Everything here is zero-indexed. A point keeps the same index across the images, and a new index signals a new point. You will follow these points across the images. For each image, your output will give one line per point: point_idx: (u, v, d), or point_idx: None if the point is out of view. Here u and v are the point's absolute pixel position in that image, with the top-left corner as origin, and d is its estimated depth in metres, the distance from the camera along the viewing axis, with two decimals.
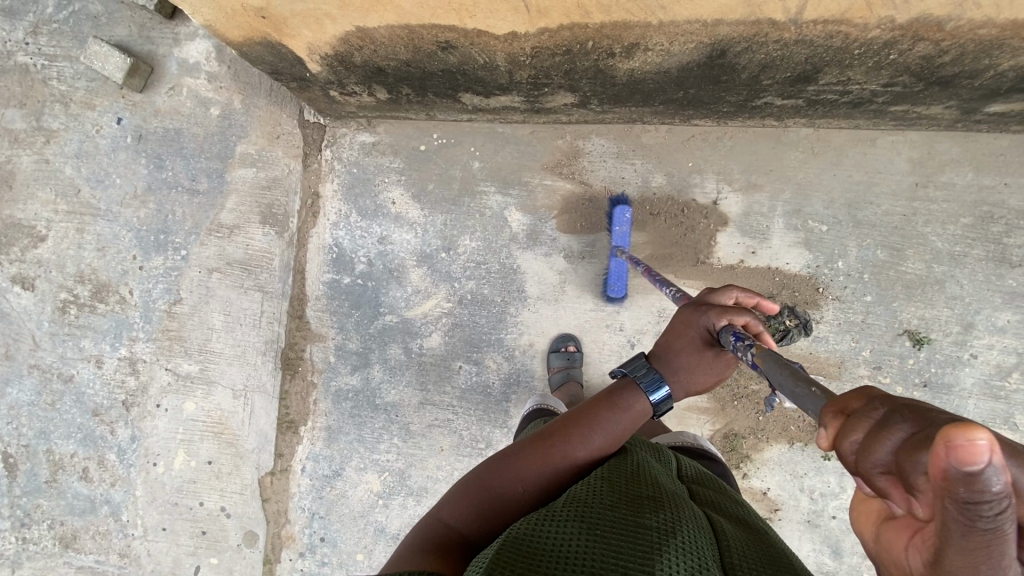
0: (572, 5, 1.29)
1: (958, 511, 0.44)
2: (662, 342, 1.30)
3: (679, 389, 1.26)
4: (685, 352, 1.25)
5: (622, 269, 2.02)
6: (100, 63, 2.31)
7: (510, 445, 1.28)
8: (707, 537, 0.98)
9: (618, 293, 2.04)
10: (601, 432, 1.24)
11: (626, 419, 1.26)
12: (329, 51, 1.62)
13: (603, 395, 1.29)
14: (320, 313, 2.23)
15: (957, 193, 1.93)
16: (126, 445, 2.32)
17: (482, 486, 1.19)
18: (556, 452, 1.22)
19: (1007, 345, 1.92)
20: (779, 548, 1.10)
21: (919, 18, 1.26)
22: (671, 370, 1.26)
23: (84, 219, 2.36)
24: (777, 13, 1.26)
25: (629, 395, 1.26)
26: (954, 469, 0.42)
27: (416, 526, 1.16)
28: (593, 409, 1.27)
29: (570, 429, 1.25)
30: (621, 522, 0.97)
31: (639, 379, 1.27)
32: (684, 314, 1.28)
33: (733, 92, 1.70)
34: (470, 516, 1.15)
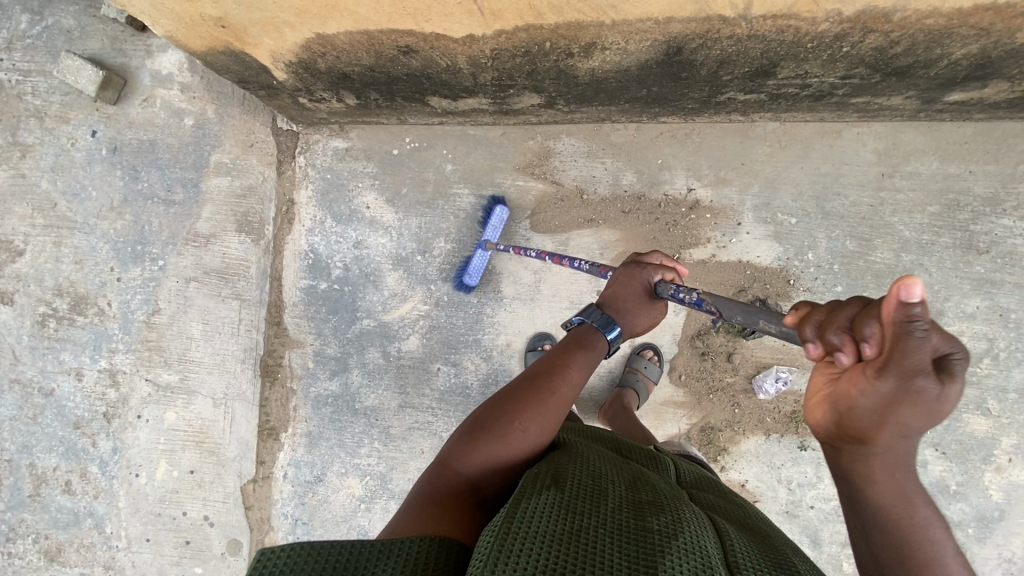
0: (524, 6, 1.31)
1: (895, 332, 0.74)
2: (608, 293, 1.50)
3: (626, 330, 1.47)
4: (632, 298, 1.47)
5: (482, 262, 2.11)
6: (73, 76, 2.32)
7: (496, 395, 1.31)
8: (711, 539, 0.99)
9: (469, 282, 2.12)
10: (580, 369, 1.35)
11: (594, 356, 1.40)
12: (292, 59, 1.63)
13: (571, 341, 1.42)
14: (297, 319, 2.24)
15: (923, 182, 1.95)
16: (108, 457, 2.32)
17: (485, 437, 1.20)
18: (544, 388, 1.29)
19: (977, 331, 1.93)
20: (786, 553, 1.09)
21: (865, 11, 1.28)
22: (622, 314, 1.46)
23: (61, 233, 2.37)
24: (726, 9, 1.29)
25: (591, 336, 1.42)
26: (900, 301, 0.72)
27: (419, 486, 1.15)
28: (567, 352, 1.38)
29: (551, 369, 1.33)
30: (625, 523, 0.97)
31: (596, 323, 1.43)
32: (626, 271, 1.52)
33: (696, 89, 1.72)
34: (478, 467, 1.16)
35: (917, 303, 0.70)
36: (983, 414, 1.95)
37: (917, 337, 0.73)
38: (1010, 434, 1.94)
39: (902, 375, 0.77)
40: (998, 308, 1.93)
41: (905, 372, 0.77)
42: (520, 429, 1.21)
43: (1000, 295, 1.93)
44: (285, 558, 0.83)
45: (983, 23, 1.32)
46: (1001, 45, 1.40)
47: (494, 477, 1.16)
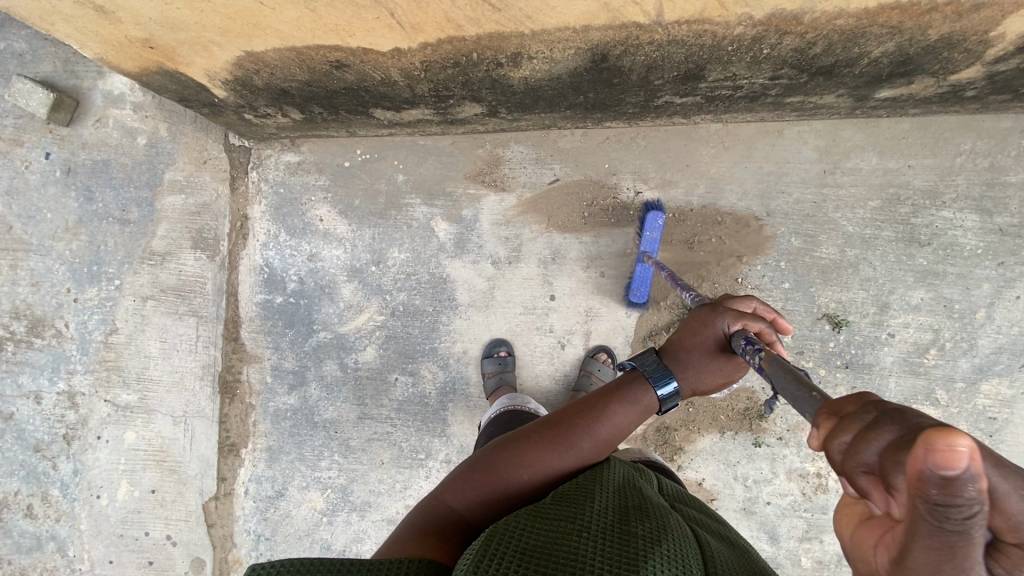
0: (443, 19, 1.33)
1: (927, 512, 0.45)
2: (675, 338, 1.29)
3: (686, 387, 1.24)
4: (697, 351, 1.24)
5: (647, 275, 1.98)
6: (24, 99, 2.31)
7: (516, 433, 1.27)
8: (694, 545, 0.97)
9: (640, 298, 2.01)
10: (606, 423, 1.22)
11: (633, 412, 1.24)
12: (227, 76, 1.64)
13: (613, 386, 1.28)
14: (254, 334, 2.24)
15: (863, 178, 1.98)
16: (69, 480, 2.31)
17: (488, 474, 1.18)
18: (562, 438, 1.20)
19: (922, 322, 1.96)
20: (766, 564, 1.08)
21: (775, 14, 1.31)
22: (680, 366, 1.24)
23: (16, 255, 2.36)
24: (639, 16, 1.31)
25: (637, 388, 1.25)
26: (930, 472, 0.43)
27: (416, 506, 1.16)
28: (600, 398, 1.26)
29: (577, 417, 1.23)
30: (608, 529, 0.95)
31: (648, 373, 1.25)
32: (700, 316, 1.26)
33: (631, 94, 1.75)
34: (474, 502, 1.14)
35: (969, 481, 0.41)
36: (932, 405, 1.97)
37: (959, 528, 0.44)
38: (960, 424, 1.96)
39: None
40: (942, 299, 1.95)
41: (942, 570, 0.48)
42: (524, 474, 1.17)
43: (944, 286, 1.95)
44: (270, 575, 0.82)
45: (892, 21, 1.34)
46: (915, 42, 1.43)
47: (490, 509, 1.14)
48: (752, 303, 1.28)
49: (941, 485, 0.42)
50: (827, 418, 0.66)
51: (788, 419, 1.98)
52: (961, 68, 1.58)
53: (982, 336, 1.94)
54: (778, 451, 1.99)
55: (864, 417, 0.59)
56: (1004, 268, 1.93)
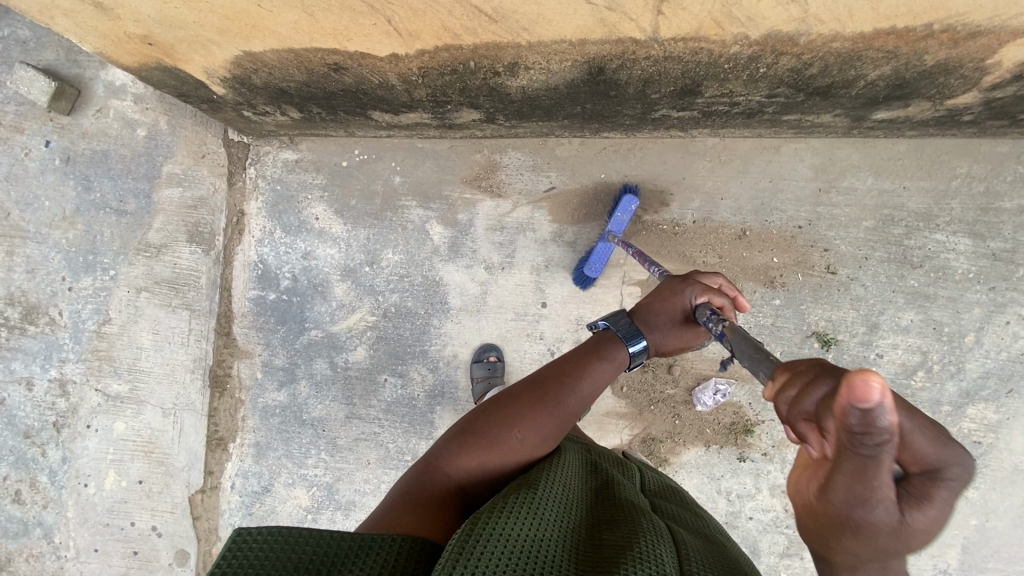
0: (440, 28, 1.33)
1: (848, 438, 0.58)
2: (646, 304, 1.45)
3: (651, 345, 1.40)
4: (666, 313, 1.41)
5: (605, 253, 2.01)
6: (26, 87, 2.32)
7: (498, 398, 1.29)
8: (667, 545, 0.98)
9: (595, 274, 2.03)
10: (589, 380, 1.31)
11: (611, 369, 1.35)
12: (226, 74, 1.64)
13: (590, 346, 1.38)
14: (246, 330, 2.25)
15: (858, 198, 1.99)
16: (57, 467, 2.32)
17: (481, 436, 1.18)
18: (551, 395, 1.26)
19: (911, 344, 1.96)
20: (738, 561, 1.12)
21: (771, 35, 1.30)
22: (650, 327, 1.40)
23: (13, 242, 2.37)
24: (635, 32, 1.30)
25: (612, 346, 1.37)
26: (849, 404, 0.56)
27: (406, 481, 1.13)
28: (580, 359, 1.35)
29: (561, 377, 1.30)
30: (579, 545, 0.96)
31: (621, 331, 1.39)
32: (671, 285, 1.45)
33: (628, 106, 1.75)
34: (469, 467, 1.14)
35: (881, 410, 0.55)
36: None
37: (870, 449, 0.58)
38: None
39: (855, 499, 0.61)
40: (932, 321, 1.96)
41: (856, 493, 0.60)
42: (518, 433, 1.19)
43: (934, 308, 1.95)
44: (260, 543, 0.82)
45: (889, 46, 1.34)
46: (911, 67, 1.43)
47: (483, 479, 1.15)
48: (717, 280, 1.47)
49: (860, 414, 0.55)
50: (783, 373, 0.79)
51: (774, 436, 1.99)
52: (958, 93, 1.58)
53: (971, 361, 1.95)
54: (763, 466, 2.00)
55: (811, 380, 0.72)
56: (995, 293, 1.94)
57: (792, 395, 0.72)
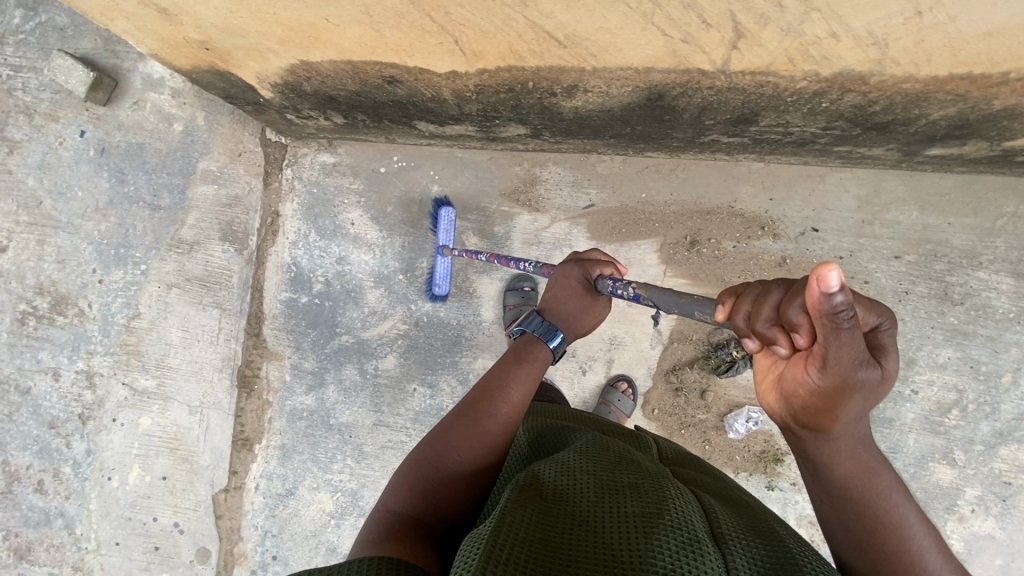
0: (506, 50, 1.30)
1: (829, 326, 0.75)
2: (549, 298, 1.58)
3: (571, 333, 1.56)
4: (574, 300, 1.56)
5: (447, 269, 2.13)
6: (64, 76, 2.30)
7: (437, 429, 1.36)
8: (696, 514, 0.99)
9: (443, 291, 2.15)
10: (517, 387, 1.40)
11: (535, 367, 1.47)
12: (278, 80, 1.61)
13: (511, 355, 1.50)
14: (276, 331, 2.25)
15: (902, 231, 1.97)
16: (81, 459, 2.33)
17: (424, 470, 1.25)
18: (482, 412, 1.34)
19: (947, 382, 1.95)
20: (765, 520, 1.13)
21: (842, 73, 1.27)
22: (562, 319, 1.55)
23: (45, 231, 2.37)
24: (704, 64, 1.28)
25: (532, 346, 1.51)
26: (823, 296, 0.71)
27: (367, 524, 1.18)
28: (506, 369, 1.45)
29: (490, 392, 1.39)
30: (607, 513, 0.96)
31: (538, 331, 1.52)
32: (563, 272, 1.59)
33: (679, 130, 1.73)
34: (415, 500, 1.20)
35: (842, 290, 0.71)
36: (950, 464, 1.96)
37: (848, 329, 0.75)
38: (975, 486, 1.95)
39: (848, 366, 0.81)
40: (970, 360, 1.95)
41: (850, 359, 0.80)
42: (458, 459, 1.27)
43: (972, 347, 1.94)
44: None
45: (959, 90, 1.32)
46: (978, 110, 1.41)
47: (434, 504, 1.20)
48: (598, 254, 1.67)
49: (828, 301, 0.71)
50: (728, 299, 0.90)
51: None
52: (1019, 136, 1.56)
53: (1006, 402, 1.93)
54: (791, 496, 1.99)
55: None
56: None
57: None
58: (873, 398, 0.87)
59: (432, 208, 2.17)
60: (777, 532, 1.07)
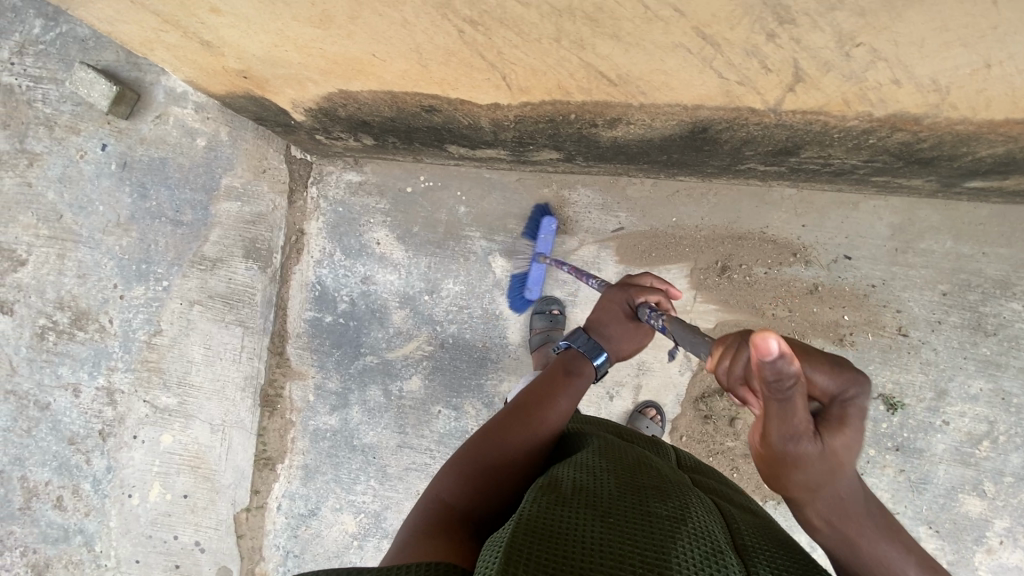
0: (554, 86, 1.27)
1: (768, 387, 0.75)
2: (594, 316, 1.50)
3: (613, 355, 1.47)
4: (616, 322, 1.45)
5: (540, 275, 2.10)
6: (85, 89, 2.27)
7: (488, 425, 1.35)
8: (716, 523, 0.99)
9: (534, 297, 2.11)
10: (568, 396, 1.40)
11: (581, 381, 1.44)
12: (313, 106, 1.58)
13: (560, 364, 1.46)
14: (300, 350, 2.24)
15: (935, 260, 1.95)
16: (101, 476, 2.32)
17: (475, 465, 1.24)
18: (535, 418, 1.34)
19: (978, 413, 1.94)
20: (780, 533, 1.13)
21: (896, 115, 1.25)
22: (605, 340, 1.46)
23: (65, 245, 2.34)
24: (756, 103, 1.25)
25: (576, 362, 1.45)
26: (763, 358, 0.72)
27: (413, 515, 1.16)
28: (555, 379, 1.43)
29: (542, 398, 1.38)
30: (632, 510, 0.94)
31: (582, 349, 1.46)
32: (609, 292, 1.49)
33: (717, 158, 1.71)
34: (466, 494, 1.18)
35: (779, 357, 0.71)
36: (979, 496, 1.96)
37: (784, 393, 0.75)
38: (1003, 517, 1.95)
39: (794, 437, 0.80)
40: (1001, 392, 1.93)
41: (786, 428, 0.79)
42: (507, 458, 1.26)
43: (1004, 378, 1.93)
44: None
45: (1012, 132, 1.30)
46: None
47: (484, 501, 1.17)
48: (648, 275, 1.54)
49: (767, 367, 0.72)
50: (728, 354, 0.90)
51: None
52: None
53: None
54: None
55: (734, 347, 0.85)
56: None
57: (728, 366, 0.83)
58: (822, 468, 0.83)
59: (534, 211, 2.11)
60: (792, 545, 1.06)
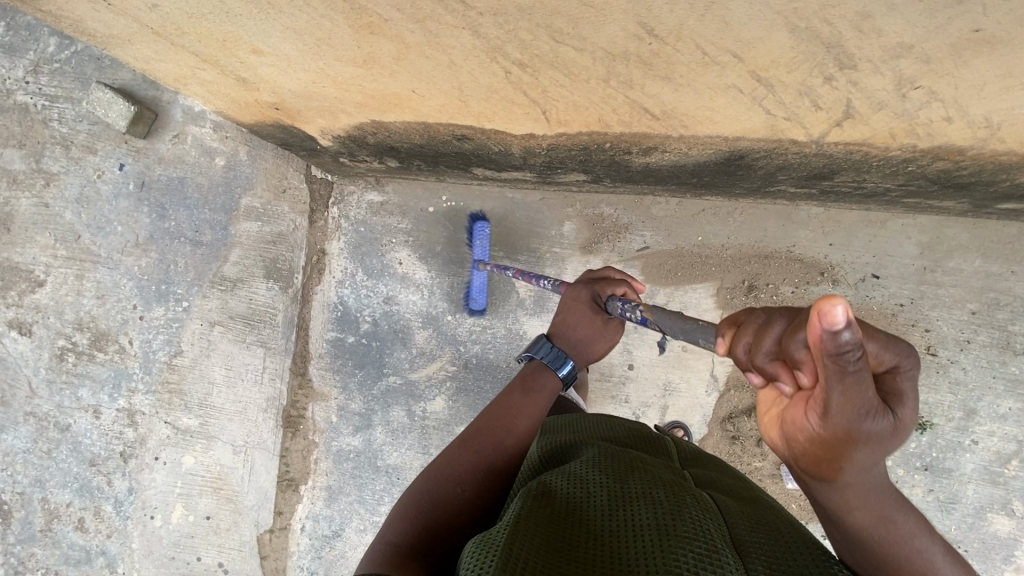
0: (594, 119, 1.24)
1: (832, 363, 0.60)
2: (557, 321, 1.45)
3: (581, 360, 1.42)
4: (582, 325, 1.40)
5: (483, 282, 2.10)
6: (102, 109, 2.24)
7: (439, 457, 1.26)
8: (717, 518, 0.89)
9: (480, 306, 2.12)
10: (521, 417, 1.32)
11: (544, 396, 1.37)
12: (342, 134, 1.56)
13: (518, 382, 1.40)
14: (322, 371, 2.23)
15: (964, 279, 1.94)
16: (123, 497, 2.31)
17: (424, 501, 1.14)
18: (487, 444, 1.26)
19: (1007, 432, 1.93)
20: (795, 519, 1.02)
21: (941, 147, 1.23)
22: (571, 345, 1.41)
23: (83, 266, 2.32)
24: (800, 136, 1.23)
25: (539, 375, 1.39)
26: (824, 330, 0.57)
27: (362, 557, 1.02)
28: (510, 399, 1.36)
29: (494, 421, 1.31)
30: (616, 524, 0.86)
31: (545, 360, 1.40)
32: (571, 294, 1.44)
33: (747, 182, 1.69)
34: (413, 530, 1.07)
35: (846, 330, 0.57)
36: (1008, 515, 1.95)
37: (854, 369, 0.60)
38: None
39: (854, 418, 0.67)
40: None
41: (852, 405, 0.64)
42: (458, 490, 1.17)
43: None
44: None
45: None
46: None
47: (436, 533, 1.07)
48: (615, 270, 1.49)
49: (831, 340, 0.57)
50: (728, 329, 0.77)
51: None
52: None
53: None
54: None
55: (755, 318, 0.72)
56: None
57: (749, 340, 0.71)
58: (883, 448, 0.70)
59: (466, 222, 2.14)
60: (805, 535, 0.94)
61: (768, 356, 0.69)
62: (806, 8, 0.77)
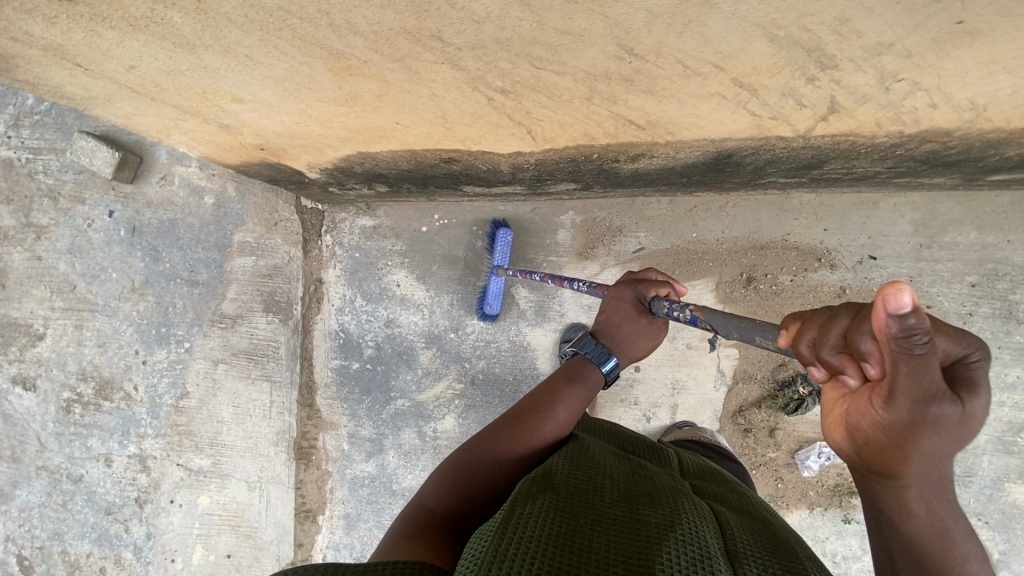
0: (579, 134, 1.24)
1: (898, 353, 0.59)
2: (601, 318, 1.33)
3: (624, 358, 1.30)
4: (628, 321, 1.29)
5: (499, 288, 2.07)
6: (87, 158, 2.24)
7: (477, 435, 1.21)
8: (713, 528, 0.89)
9: (494, 311, 2.09)
10: (565, 405, 1.21)
11: (587, 389, 1.25)
12: (330, 166, 1.55)
13: (561, 373, 1.29)
14: (330, 400, 2.23)
15: (961, 253, 1.94)
16: (142, 543, 2.30)
17: (458, 476, 1.12)
18: (527, 426, 1.17)
19: (1018, 401, 1.93)
20: (792, 540, 0.99)
21: (928, 131, 1.23)
22: (615, 342, 1.29)
23: (82, 315, 2.32)
24: (786, 132, 1.23)
25: (583, 368, 1.28)
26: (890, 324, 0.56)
27: (395, 523, 1.06)
28: (554, 387, 1.24)
29: (536, 403, 1.21)
30: (619, 517, 0.86)
31: (589, 355, 1.28)
32: (615, 292, 1.33)
33: (737, 177, 1.69)
34: (446, 506, 1.08)
35: (914, 316, 0.54)
36: None
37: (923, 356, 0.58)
38: None
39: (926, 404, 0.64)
40: None
41: (922, 395, 0.62)
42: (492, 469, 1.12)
43: None
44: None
45: None
46: None
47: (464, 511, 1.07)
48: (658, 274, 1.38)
49: (897, 325, 0.55)
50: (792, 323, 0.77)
51: None
52: None
53: None
54: None
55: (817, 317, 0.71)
56: None
57: (816, 337, 0.70)
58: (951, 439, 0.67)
59: (489, 228, 2.12)
60: (801, 553, 0.93)
61: (834, 350, 0.67)
62: (784, 18, 0.78)
